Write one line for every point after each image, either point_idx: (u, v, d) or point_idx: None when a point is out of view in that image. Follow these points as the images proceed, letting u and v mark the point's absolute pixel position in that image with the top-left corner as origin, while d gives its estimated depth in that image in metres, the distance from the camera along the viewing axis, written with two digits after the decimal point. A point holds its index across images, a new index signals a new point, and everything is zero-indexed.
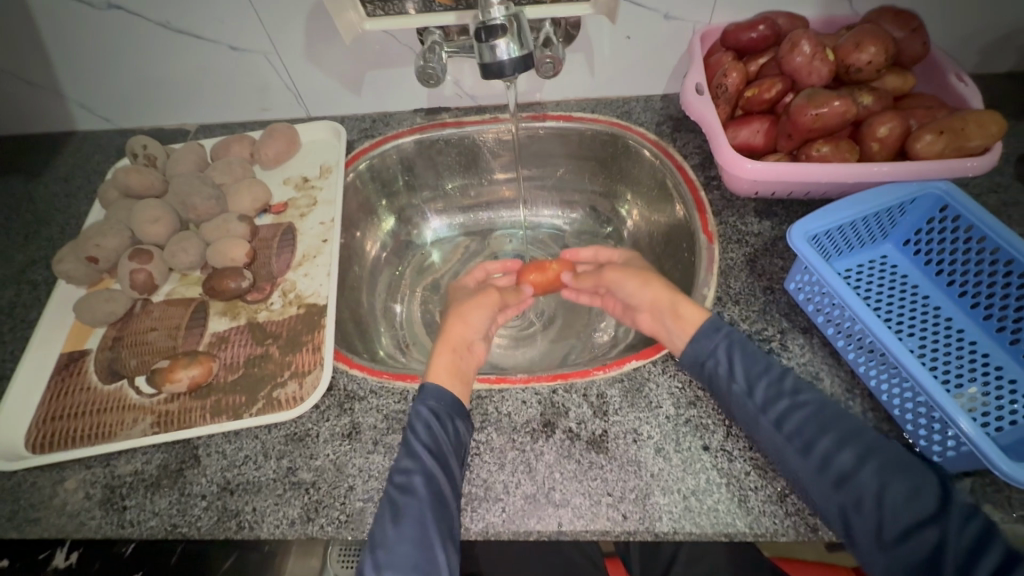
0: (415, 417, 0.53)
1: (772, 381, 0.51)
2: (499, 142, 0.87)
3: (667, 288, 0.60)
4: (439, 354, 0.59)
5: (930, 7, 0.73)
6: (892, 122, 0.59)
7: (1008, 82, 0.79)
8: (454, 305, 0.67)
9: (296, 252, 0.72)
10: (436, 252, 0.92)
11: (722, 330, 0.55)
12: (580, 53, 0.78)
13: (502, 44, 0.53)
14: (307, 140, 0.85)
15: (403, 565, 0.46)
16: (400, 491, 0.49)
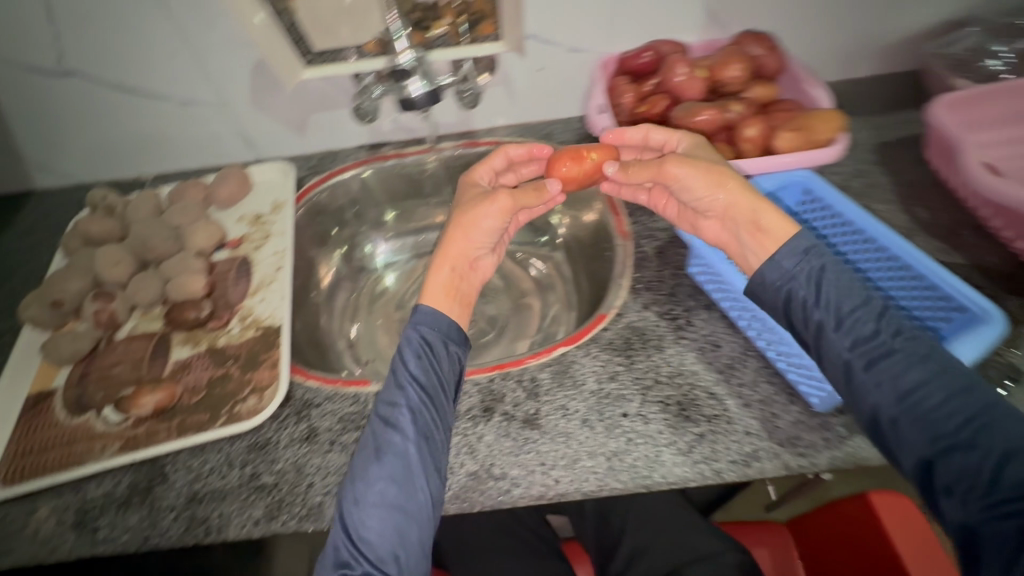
0: (406, 342, 0.58)
1: (869, 315, 0.52)
2: (438, 169, 0.96)
3: (747, 192, 0.58)
4: (437, 269, 0.62)
5: (793, 28, 0.85)
6: (756, 125, 0.69)
7: (870, 85, 0.92)
8: (460, 211, 0.66)
9: (252, 281, 0.78)
10: (390, 276, 0.98)
11: (810, 252, 0.55)
12: (502, 86, 0.88)
13: (414, 83, 0.71)
14: (259, 179, 0.92)
15: (382, 494, 0.52)
16: (384, 425, 0.55)
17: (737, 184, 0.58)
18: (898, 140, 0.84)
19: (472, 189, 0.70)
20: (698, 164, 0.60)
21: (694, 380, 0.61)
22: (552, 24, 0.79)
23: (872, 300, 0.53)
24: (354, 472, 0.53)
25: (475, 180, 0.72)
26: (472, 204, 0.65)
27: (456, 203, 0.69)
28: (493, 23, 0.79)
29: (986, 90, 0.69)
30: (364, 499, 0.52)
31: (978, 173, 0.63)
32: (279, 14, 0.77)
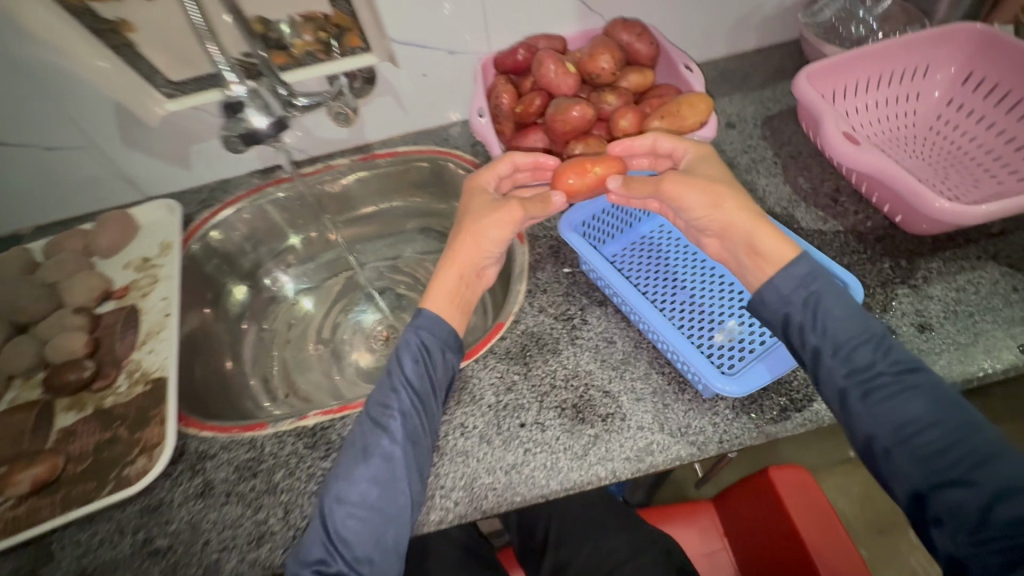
0: (405, 344, 0.59)
1: (867, 343, 0.52)
2: (338, 187, 0.92)
3: (745, 213, 0.57)
4: (444, 270, 0.63)
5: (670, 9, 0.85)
6: (628, 116, 0.70)
7: (754, 58, 0.93)
8: (471, 215, 0.64)
9: (140, 331, 0.74)
10: (307, 299, 0.95)
11: (812, 280, 0.54)
12: (387, 96, 0.85)
13: (252, 117, 0.65)
14: (145, 221, 0.87)
15: (364, 495, 0.53)
16: (375, 425, 0.56)
17: (738, 206, 0.57)
18: (781, 111, 0.85)
19: (478, 198, 0.65)
20: (693, 184, 0.58)
21: (589, 380, 0.62)
22: (422, 30, 0.77)
23: (871, 326, 0.53)
24: (340, 470, 0.55)
25: (484, 187, 0.66)
26: (484, 215, 0.63)
27: (465, 211, 0.66)
28: (359, 34, 0.75)
29: (828, 66, 0.73)
30: (346, 498, 0.53)
31: (841, 144, 0.64)
32: (116, 51, 0.71)
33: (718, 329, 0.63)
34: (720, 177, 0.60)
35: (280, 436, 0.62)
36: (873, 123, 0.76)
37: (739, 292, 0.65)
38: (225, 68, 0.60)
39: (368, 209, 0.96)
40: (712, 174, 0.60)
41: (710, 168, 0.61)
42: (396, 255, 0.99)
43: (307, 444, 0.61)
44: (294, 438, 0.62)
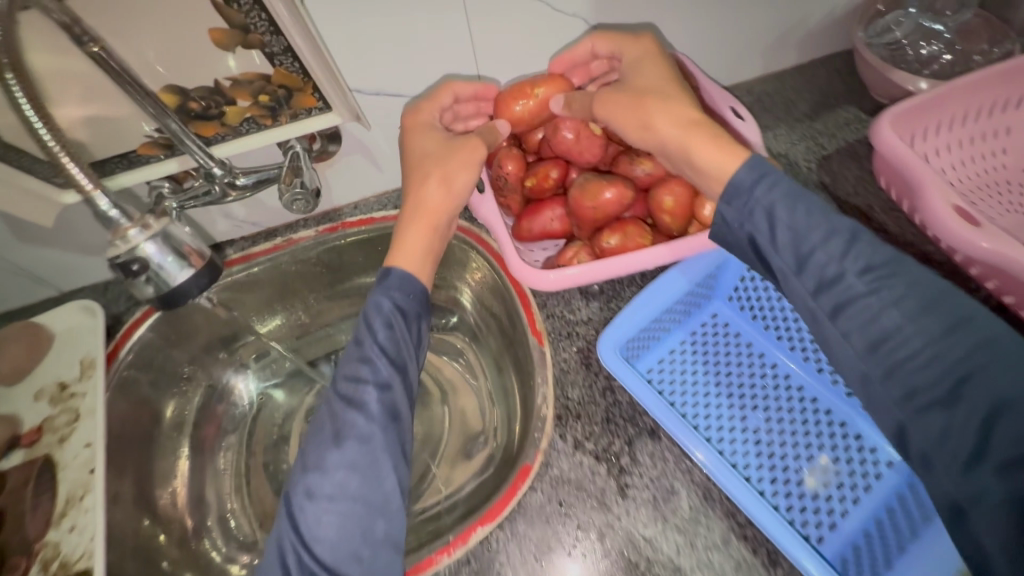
0: (375, 311, 0.52)
1: (850, 249, 0.42)
2: (304, 263, 0.75)
3: (677, 123, 0.49)
4: (411, 227, 0.56)
5: (707, 22, 0.68)
6: (677, 189, 0.53)
7: (804, 74, 0.77)
8: (417, 159, 0.56)
9: (56, 499, 0.57)
10: (279, 391, 0.77)
11: (766, 178, 0.46)
12: (355, 154, 0.67)
13: (157, 258, 0.42)
14: (62, 327, 0.68)
15: (341, 489, 0.45)
16: (346, 404, 0.48)
17: (669, 120, 0.49)
18: (837, 151, 0.70)
19: (426, 139, 0.56)
20: (623, 104, 0.51)
21: (650, 551, 0.48)
22: (393, 78, 0.59)
23: (857, 235, 0.43)
24: (308, 457, 0.47)
25: (427, 126, 0.57)
26: (443, 158, 0.55)
27: (411, 156, 0.57)
28: (312, 92, 0.56)
29: (910, 107, 0.58)
30: (317, 491, 0.45)
31: (964, 230, 0.51)
32: None
33: (806, 470, 0.50)
34: (660, 85, 0.52)
35: None
36: (958, 166, 0.63)
37: (824, 413, 0.52)
38: (112, 209, 0.43)
39: (341, 284, 0.78)
40: (655, 84, 0.52)
41: (651, 72, 0.53)
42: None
43: None
44: None
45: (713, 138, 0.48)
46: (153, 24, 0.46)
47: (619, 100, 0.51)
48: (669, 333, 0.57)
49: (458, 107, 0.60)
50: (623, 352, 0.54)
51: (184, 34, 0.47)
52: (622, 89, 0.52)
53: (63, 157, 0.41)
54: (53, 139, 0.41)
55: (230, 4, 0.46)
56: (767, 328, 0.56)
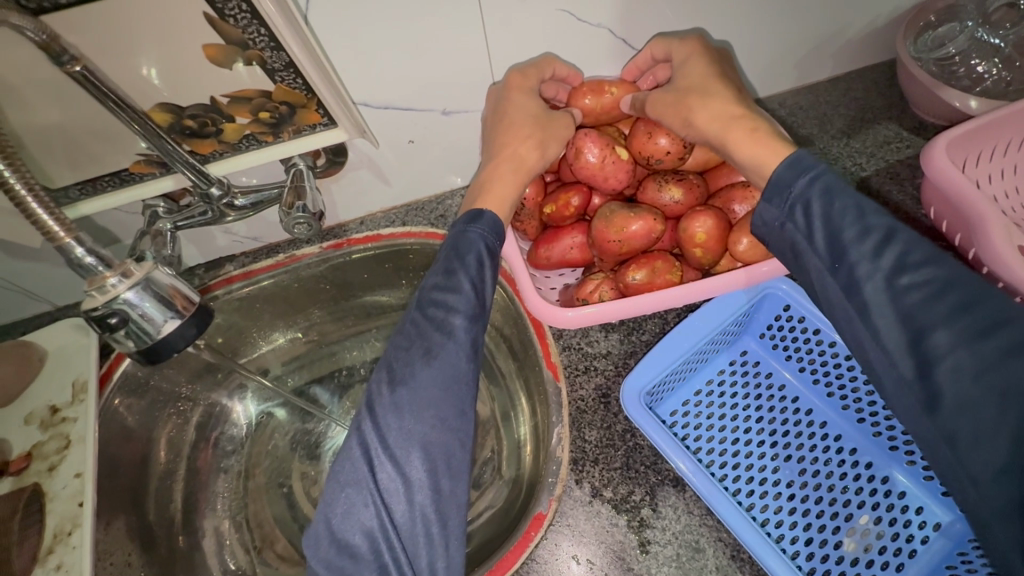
0: (470, 245, 0.50)
1: (883, 247, 0.41)
2: (306, 280, 0.71)
3: (715, 120, 0.48)
4: (503, 180, 0.53)
5: (749, 29, 0.62)
6: (708, 221, 0.49)
7: (847, 84, 0.71)
8: (502, 116, 0.53)
9: (43, 534, 0.54)
10: (279, 411, 0.74)
11: (809, 172, 0.44)
12: (362, 169, 0.63)
13: (145, 312, 0.41)
14: (54, 345, 0.65)
15: (427, 408, 0.45)
16: (434, 327, 0.47)
17: (708, 116, 0.48)
18: (876, 173, 0.66)
19: (530, 97, 0.53)
20: (665, 100, 0.50)
21: None
22: (403, 92, 0.54)
23: (896, 240, 0.40)
24: (393, 373, 0.47)
25: (533, 86, 0.53)
26: (543, 119, 0.53)
27: (509, 111, 0.53)
28: (317, 109, 0.52)
29: (967, 134, 0.54)
30: (403, 408, 0.45)
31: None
32: None
33: (845, 531, 0.46)
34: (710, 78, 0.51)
35: None
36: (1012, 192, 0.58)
37: (864, 466, 0.48)
38: (86, 256, 0.40)
39: (344, 303, 0.75)
40: (695, 81, 0.50)
41: (696, 68, 0.52)
42: (367, 359, 0.75)
43: None
44: None
45: (751, 134, 0.47)
46: (145, 38, 0.42)
47: (664, 98, 0.50)
48: (695, 373, 0.53)
49: (546, 83, 0.56)
50: (646, 398, 0.50)
51: (175, 50, 0.43)
52: (665, 88, 0.50)
53: (28, 202, 0.37)
54: (12, 178, 0.36)
55: (226, 19, 0.42)
56: (802, 369, 0.52)
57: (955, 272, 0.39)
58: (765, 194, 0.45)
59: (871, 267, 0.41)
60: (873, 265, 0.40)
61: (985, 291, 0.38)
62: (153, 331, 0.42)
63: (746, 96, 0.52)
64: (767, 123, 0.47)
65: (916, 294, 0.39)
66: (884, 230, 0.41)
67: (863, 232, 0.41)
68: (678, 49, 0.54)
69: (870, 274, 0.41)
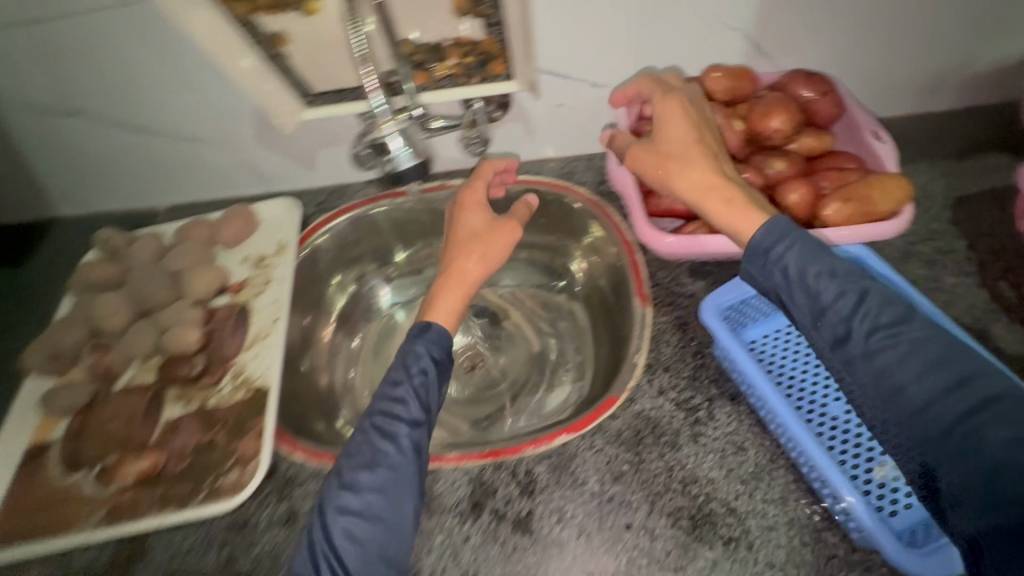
0: (417, 360, 0.59)
1: (858, 307, 0.49)
2: (451, 207, 0.88)
3: (691, 187, 0.57)
4: (448, 291, 0.66)
5: (871, 51, 0.71)
6: (801, 189, 0.59)
7: (962, 117, 0.77)
8: (454, 230, 0.69)
9: (249, 333, 0.75)
10: (399, 312, 0.91)
11: (785, 242, 0.52)
12: (518, 121, 0.79)
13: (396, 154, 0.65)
14: (267, 216, 0.88)
15: (370, 505, 0.51)
16: (381, 436, 0.55)
17: (686, 185, 0.58)
18: (978, 193, 0.71)
19: (476, 216, 0.69)
20: (651, 160, 0.60)
21: (711, 490, 0.54)
22: (571, 60, 0.71)
23: (869, 299, 0.49)
24: (341, 476, 0.53)
25: (479, 205, 0.70)
26: (482, 238, 0.68)
27: (460, 229, 0.69)
28: (504, 62, 0.71)
29: None
30: (348, 508, 0.51)
31: None
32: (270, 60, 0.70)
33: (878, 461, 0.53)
34: (687, 139, 0.58)
35: None
36: None
37: None
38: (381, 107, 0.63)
39: None
40: (679, 145, 0.58)
41: (676, 129, 0.59)
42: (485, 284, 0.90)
43: None
44: None
45: (725, 203, 0.55)
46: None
47: (649, 157, 0.60)
48: (768, 318, 0.63)
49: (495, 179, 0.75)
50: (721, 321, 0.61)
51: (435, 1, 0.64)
52: (649, 146, 0.60)
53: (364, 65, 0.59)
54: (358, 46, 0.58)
55: None
56: None
57: (918, 330, 0.48)
58: (747, 256, 0.54)
59: (853, 322, 0.49)
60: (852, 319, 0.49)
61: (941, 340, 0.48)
62: (378, 166, 0.71)
63: (718, 147, 0.59)
64: (744, 194, 0.55)
65: (889, 351, 0.48)
66: (858, 293, 0.50)
67: (839, 295, 0.50)
68: (657, 107, 0.60)
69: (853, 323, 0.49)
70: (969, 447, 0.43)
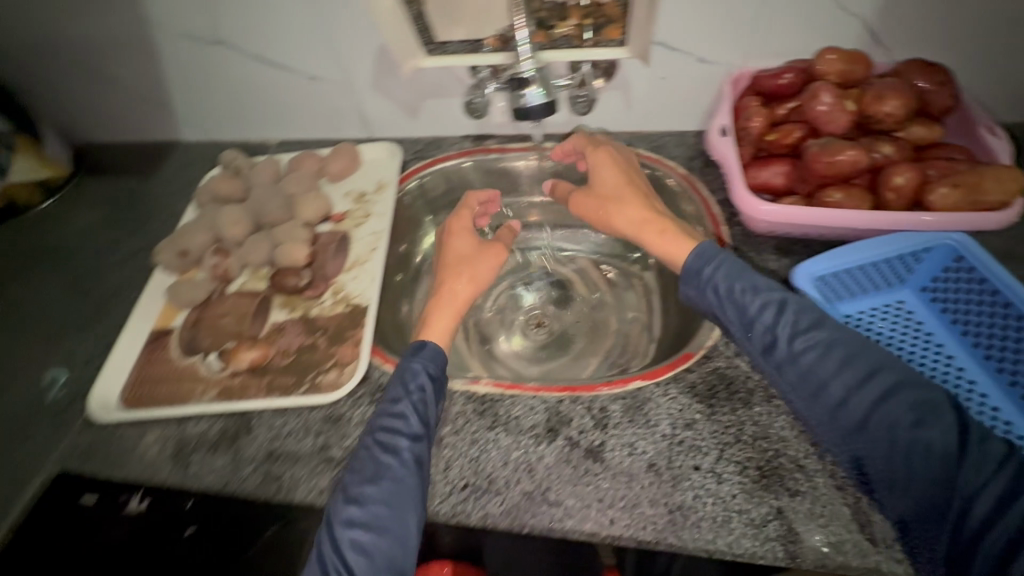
0: (414, 376, 0.60)
1: (780, 316, 0.56)
2: (540, 168, 0.93)
3: (628, 223, 0.70)
4: (442, 312, 0.69)
5: (992, 50, 0.71)
6: (908, 172, 0.61)
7: None
8: (444, 257, 0.74)
9: (349, 257, 0.82)
10: None
11: (712, 263, 0.61)
12: (618, 91, 0.83)
13: (529, 93, 0.70)
14: (369, 158, 0.95)
15: (376, 515, 0.52)
16: (382, 450, 0.56)
17: (625, 222, 0.70)
18: None
19: (463, 241, 0.75)
20: (593, 204, 0.73)
21: (781, 447, 0.57)
22: (685, 31, 0.74)
23: (789, 308, 0.56)
24: (348, 491, 0.54)
25: (466, 230, 0.76)
26: (472, 260, 0.73)
27: (449, 252, 0.74)
28: (621, 28, 0.74)
29: None
30: (355, 520, 0.52)
31: None
32: (408, 9, 0.77)
33: None
34: (618, 186, 0.72)
35: (450, 394, 0.65)
36: None
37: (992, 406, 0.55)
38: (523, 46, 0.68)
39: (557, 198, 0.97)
40: (613, 189, 0.72)
41: (607, 174, 0.73)
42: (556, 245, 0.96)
43: (475, 409, 0.64)
44: (464, 399, 0.64)
45: (660, 235, 0.67)
46: None
47: (588, 201, 0.74)
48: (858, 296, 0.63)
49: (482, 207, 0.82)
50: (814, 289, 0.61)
51: None
52: (589, 192, 0.74)
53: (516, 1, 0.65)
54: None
55: None
56: (953, 323, 0.61)
57: (833, 333, 0.54)
58: (683, 279, 0.63)
59: (780, 331, 0.55)
60: (777, 325, 0.56)
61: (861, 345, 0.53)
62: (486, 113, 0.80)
63: (648, 190, 0.73)
64: (672, 224, 0.67)
65: (810, 353, 0.53)
66: (778, 301, 0.57)
67: (763, 306, 0.57)
68: (591, 158, 0.74)
69: (777, 331, 0.55)
70: (884, 438, 0.49)
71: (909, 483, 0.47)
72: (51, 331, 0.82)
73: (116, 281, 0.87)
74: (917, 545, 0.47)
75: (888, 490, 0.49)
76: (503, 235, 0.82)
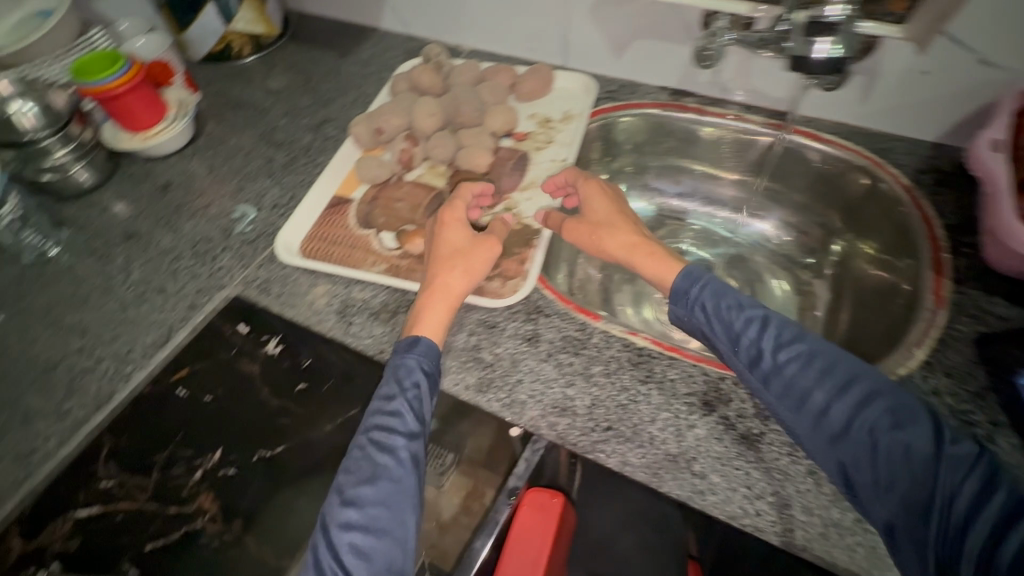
0: (408, 372, 0.58)
1: (764, 331, 0.55)
2: (736, 141, 0.87)
3: (621, 247, 0.67)
4: (433, 306, 0.63)
5: None
6: None
7: None
8: (435, 253, 0.67)
9: (526, 177, 0.82)
10: None
11: (699, 282, 0.60)
12: (864, 75, 0.75)
13: (825, 44, 0.63)
14: (560, 86, 0.93)
15: (374, 519, 0.51)
16: (377, 450, 0.55)
17: (617, 246, 0.67)
18: None
19: (457, 234, 0.68)
20: (582, 231, 0.69)
21: None
22: (982, 25, 0.65)
23: (770, 324, 0.56)
24: (343, 493, 0.53)
25: (460, 223, 0.68)
26: (466, 253, 0.65)
27: (440, 246, 0.67)
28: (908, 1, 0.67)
29: None
30: (351, 524, 0.51)
31: None
32: None
33: None
34: (606, 211, 0.70)
35: (608, 336, 0.64)
36: None
37: None
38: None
39: (740, 176, 0.91)
40: (602, 216, 0.70)
41: (598, 203, 0.71)
42: (731, 229, 0.95)
43: (631, 359, 0.62)
44: (620, 345, 0.63)
45: (649, 255, 0.65)
46: None
47: (578, 227, 0.69)
48: None
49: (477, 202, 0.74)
50: None
51: None
52: (580, 219, 0.70)
53: None
54: None
55: None
56: None
57: (816, 344, 0.54)
58: (671, 299, 0.62)
59: (764, 346, 0.54)
60: (761, 339, 0.55)
61: (838, 355, 0.53)
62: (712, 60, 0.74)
63: (636, 217, 0.71)
64: (658, 246, 0.66)
65: (794, 365, 0.53)
66: (761, 318, 0.56)
67: (746, 322, 0.56)
68: (582, 189, 0.72)
69: (759, 344, 0.55)
70: (866, 441, 0.49)
71: (893, 485, 0.47)
72: (245, 172, 0.88)
73: (303, 143, 0.92)
74: (903, 551, 0.46)
75: (872, 494, 0.48)
76: (496, 228, 0.71)
